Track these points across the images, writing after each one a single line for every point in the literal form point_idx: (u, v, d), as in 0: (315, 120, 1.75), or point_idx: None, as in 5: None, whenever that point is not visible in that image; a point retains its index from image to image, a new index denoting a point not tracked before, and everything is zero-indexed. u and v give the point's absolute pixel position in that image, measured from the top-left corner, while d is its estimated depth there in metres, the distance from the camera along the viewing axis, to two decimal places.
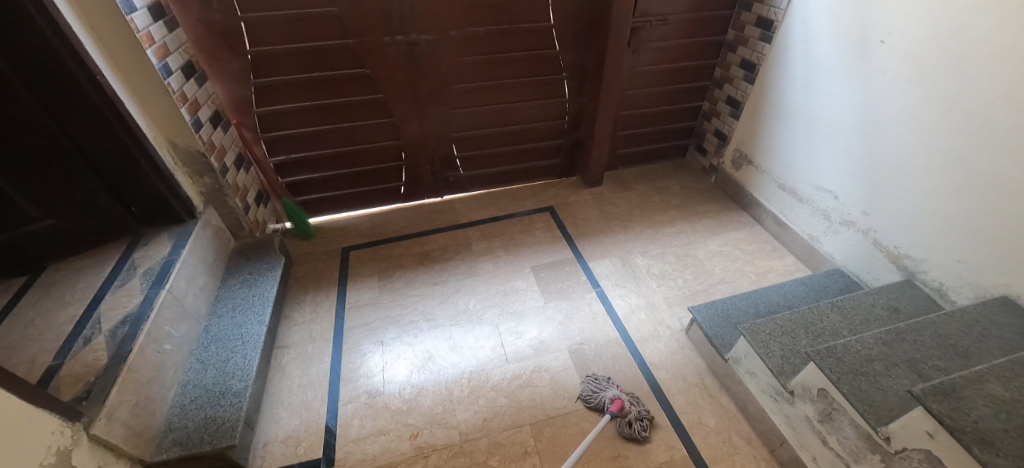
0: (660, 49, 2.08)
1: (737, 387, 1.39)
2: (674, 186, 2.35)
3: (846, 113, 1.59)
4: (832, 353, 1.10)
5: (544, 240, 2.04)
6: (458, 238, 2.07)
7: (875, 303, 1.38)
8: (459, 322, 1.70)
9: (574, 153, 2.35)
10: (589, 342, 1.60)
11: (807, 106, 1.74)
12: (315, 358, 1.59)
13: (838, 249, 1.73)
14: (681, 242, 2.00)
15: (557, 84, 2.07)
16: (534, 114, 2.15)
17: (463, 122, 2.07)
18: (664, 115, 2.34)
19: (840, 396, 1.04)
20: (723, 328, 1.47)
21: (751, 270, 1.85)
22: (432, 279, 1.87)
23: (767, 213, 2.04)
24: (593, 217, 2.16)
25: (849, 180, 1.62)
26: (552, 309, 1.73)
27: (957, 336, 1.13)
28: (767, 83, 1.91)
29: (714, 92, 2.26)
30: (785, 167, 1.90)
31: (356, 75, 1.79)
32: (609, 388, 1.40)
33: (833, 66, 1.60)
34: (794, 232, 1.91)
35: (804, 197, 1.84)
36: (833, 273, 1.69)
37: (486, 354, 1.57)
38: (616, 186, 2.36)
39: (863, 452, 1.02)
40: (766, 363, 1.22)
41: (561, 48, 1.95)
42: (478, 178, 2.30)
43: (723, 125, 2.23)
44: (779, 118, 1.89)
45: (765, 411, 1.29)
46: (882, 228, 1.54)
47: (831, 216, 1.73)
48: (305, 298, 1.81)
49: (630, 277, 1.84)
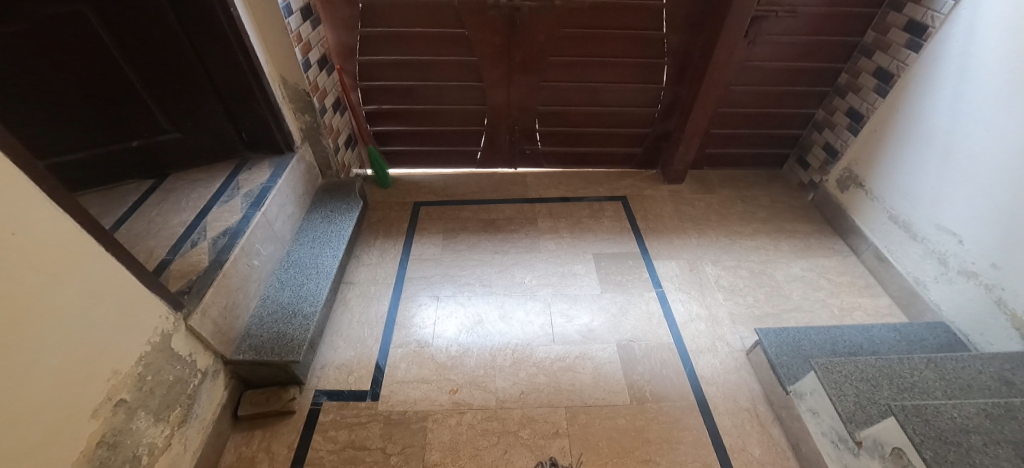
0: (780, 45, 1.88)
1: (793, 423, 1.30)
2: (763, 197, 2.16)
3: (999, 146, 1.35)
4: (919, 413, 0.98)
5: (610, 229, 1.98)
6: (524, 211, 2.07)
7: (984, 369, 1.20)
8: (512, 293, 1.72)
9: (658, 145, 2.23)
10: (639, 341, 1.55)
11: (949, 132, 1.50)
12: (376, 300, 1.69)
13: (949, 300, 1.51)
14: (759, 257, 1.85)
15: (655, 69, 1.95)
16: (624, 98, 2.05)
17: (550, 95, 2.03)
18: (769, 118, 2.14)
19: (918, 461, 0.93)
20: (791, 358, 1.36)
21: (834, 303, 1.68)
22: (492, 247, 1.90)
23: (868, 244, 1.82)
24: (666, 215, 2.05)
25: (984, 225, 1.39)
26: (607, 299, 1.69)
27: None
28: (904, 99, 1.66)
29: (833, 100, 2.01)
30: (902, 197, 1.67)
31: (455, 34, 1.80)
32: None
33: (995, 89, 1.35)
34: (896, 271, 1.70)
35: (919, 235, 1.61)
36: (936, 326, 1.49)
37: (534, 331, 1.59)
38: (697, 186, 2.22)
39: None
40: (835, 406, 1.12)
41: (668, 30, 1.82)
42: (554, 155, 2.27)
43: (835, 139, 2.00)
44: (908, 141, 1.65)
45: (822, 455, 1.19)
46: (1013, 287, 1.31)
47: (949, 262, 1.51)
48: (375, 242, 1.92)
49: (695, 284, 1.75)
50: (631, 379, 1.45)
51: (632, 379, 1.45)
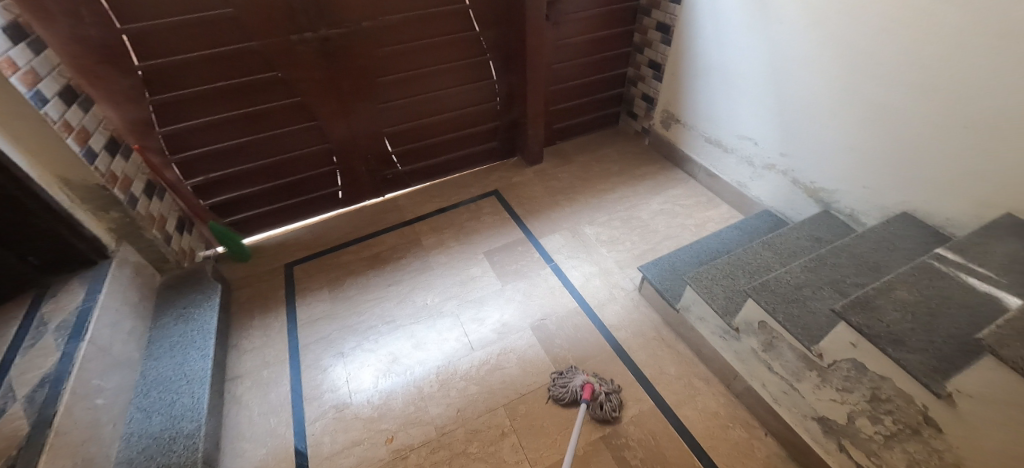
0: (579, 20, 2.09)
1: (690, 334, 1.48)
2: (612, 153, 2.41)
3: (756, 63, 1.69)
4: (766, 287, 1.19)
5: (493, 225, 2.03)
6: (406, 235, 2.02)
7: (800, 235, 1.51)
8: (419, 319, 1.67)
9: (511, 133, 2.34)
10: (550, 316, 1.63)
11: (722, 61, 1.83)
12: (273, 383, 1.51)
13: (764, 192, 1.85)
14: (624, 206, 2.07)
15: (482, 66, 2.04)
16: (464, 100, 2.11)
17: (392, 116, 1.99)
18: (594, 85, 2.37)
19: (776, 325, 1.13)
20: (671, 280, 1.55)
21: (691, 223, 1.95)
22: (385, 281, 1.82)
23: (699, 167, 2.14)
24: (538, 195, 2.17)
25: (766, 126, 1.74)
26: (510, 290, 1.74)
27: (868, 253, 1.26)
28: (683, 43, 1.99)
29: (636, 57, 2.32)
30: (709, 121, 2.00)
31: (268, 79, 1.67)
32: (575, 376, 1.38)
33: (739, 20, 1.69)
34: (724, 181, 2.03)
35: (729, 148, 1.95)
36: (763, 214, 1.83)
37: (452, 347, 1.57)
38: (556, 160, 2.39)
39: (802, 371, 1.12)
40: (712, 307, 1.31)
41: (481, 28, 1.92)
42: (418, 172, 2.24)
43: (649, 88, 2.30)
44: (698, 76, 1.97)
45: (718, 351, 1.38)
46: (799, 167, 1.67)
47: (755, 162, 1.85)
48: (252, 323, 1.70)
49: (581, 247, 1.88)
50: (554, 354, 1.51)
51: (554, 353, 1.52)
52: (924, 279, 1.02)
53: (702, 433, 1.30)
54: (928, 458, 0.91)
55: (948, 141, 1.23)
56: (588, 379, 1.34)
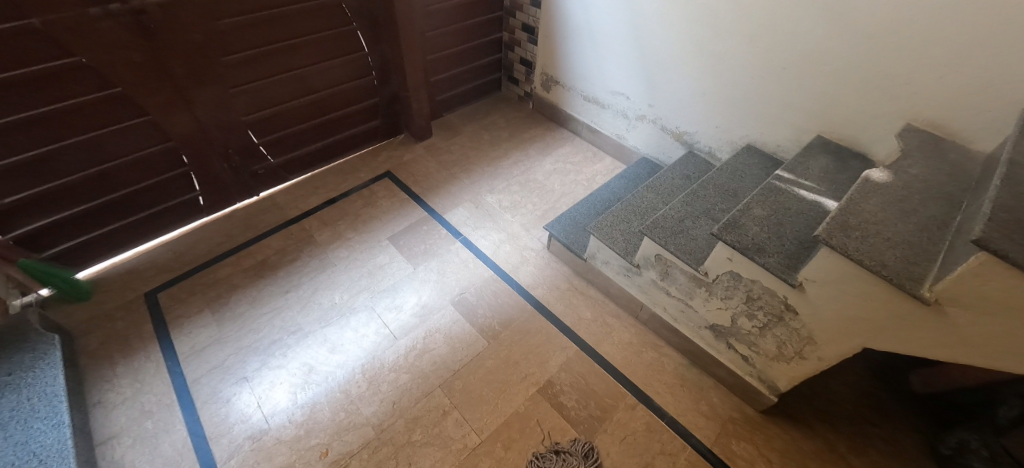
0: None
1: (598, 279, 1.62)
2: (500, 120, 2.43)
3: (620, 22, 1.81)
4: (657, 225, 1.34)
5: (392, 208, 1.93)
6: (295, 234, 1.82)
7: (673, 175, 1.71)
8: (329, 321, 1.54)
9: (393, 109, 2.20)
10: (469, 289, 1.63)
11: (589, 21, 1.93)
12: (162, 432, 1.27)
13: (639, 141, 2.05)
14: (520, 170, 2.12)
15: (348, 37, 1.85)
16: (333, 76, 1.91)
17: (250, 101, 1.71)
18: (472, 52, 2.32)
19: (669, 255, 1.28)
20: (575, 234, 1.66)
21: (582, 178, 2.08)
22: (280, 289, 1.63)
23: (581, 124, 2.28)
24: (434, 170, 2.11)
25: (635, 80, 1.90)
26: (423, 271, 1.69)
27: (727, 182, 1.49)
28: (552, 5, 2.04)
29: (509, 21, 2.31)
30: (585, 80, 2.12)
31: (68, 66, 1.28)
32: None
33: None
34: (605, 135, 2.19)
35: (605, 104, 2.09)
36: (641, 162, 2.03)
37: (373, 341, 1.48)
38: (446, 133, 2.33)
39: (693, 290, 1.30)
40: (615, 250, 1.44)
41: None
42: (295, 162, 2.00)
43: (525, 52, 2.34)
44: (570, 37, 2.06)
45: (624, 288, 1.53)
46: (665, 115, 1.87)
47: (628, 115, 2.02)
48: (114, 371, 1.39)
49: (486, 217, 1.90)
50: (479, 325, 1.53)
51: (479, 323, 1.54)
52: (770, 195, 1.24)
53: (621, 362, 1.46)
54: (790, 337, 1.13)
55: (772, 81, 1.49)
56: None
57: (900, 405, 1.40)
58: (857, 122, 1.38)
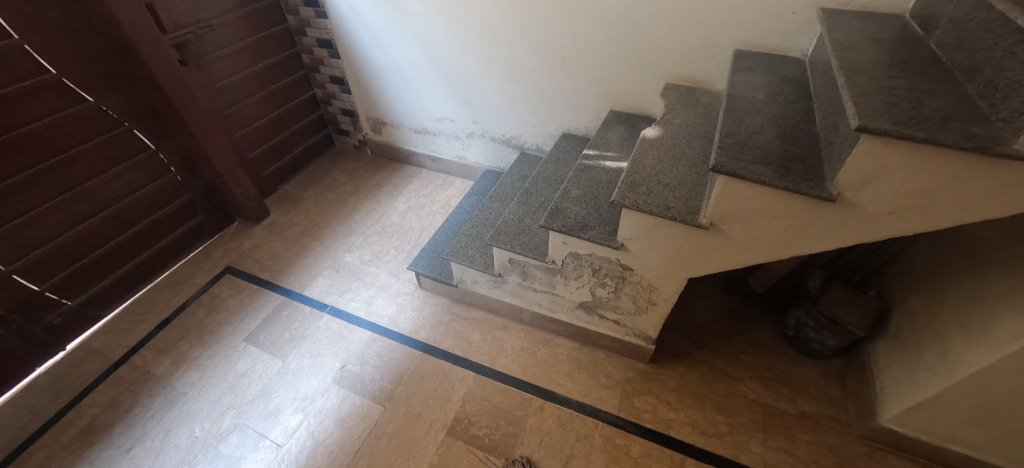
0: (230, 56, 1.87)
1: (476, 300, 1.62)
2: (342, 175, 2.33)
3: (417, 54, 1.87)
4: (501, 232, 1.39)
5: (242, 305, 1.73)
6: (125, 377, 1.52)
7: (512, 179, 1.81)
8: (192, 462, 1.31)
9: (214, 199, 1.99)
10: (349, 360, 1.52)
11: (390, 60, 1.96)
12: None
13: (477, 156, 2.12)
14: (374, 218, 2.06)
15: (124, 139, 1.63)
16: (120, 186, 1.66)
17: (9, 246, 1.40)
18: (287, 116, 2.21)
19: (519, 256, 1.33)
20: (439, 264, 1.65)
21: (439, 206, 2.09)
22: (119, 449, 1.34)
23: (423, 156, 2.29)
24: (282, 249, 1.95)
25: (451, 103, 1.97)
26: (294, 361, 1.53)
27: (553, 171, 1.62)
28: (351, 52, 2.03)
29: (316, 77, 2.25)
30: (409, 115, 2.14)
31: None
32: None
33: (383, 21, 1.82)
34: (447, 160, 2.23)
35: (436, 131, 2.14)
36: (486, 175, 2.11)
37: (253, 462, 1.29)
38: (286, 205, 2.17)
39: (551, 280, 1.36)
40: (475, 268, 1.46)
41: (94, 97, 1.51)
42: (103, 295, 1.69)
43: (344, 103, 2.29)
44: (379, 79, 2.07)
45: (499, 300, 1.56)
46: (489, 127, 1.97)
47: (459, 135, 2.09)
48: None
49: (350, 278, 1.80)
50: (370, 392, 1.43)
51: (369, 390, 1.44)
52: (582, 175, 1.36)
53: (519, 370, 1.47)
54: (637, 291, 1.25)
55: (559, 74, 1.65)
56: None
57: (749, 308, 1.63)
58: (633, 91, 1.59)
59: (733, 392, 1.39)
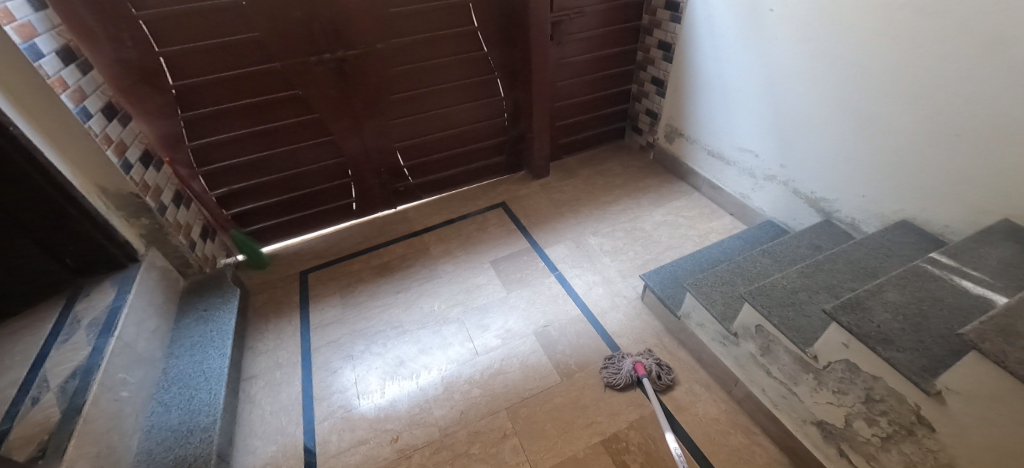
0: (584, 40, 2.17)
1: (691, 341, 1.50)
2: (617, 167, 2.47)
3: (754, 78, 1.75)
4: (762, 292, 1.22)
5: (499, 235, 2.10)
6: (415, 245, 2.10)
7: (799, 244, 1.54)
8: (425, 325, 1.72)
9: (518, 148, 2.43)
10: (553, 323, 1.67)
11: (721, 77, 1.89)
12: (285, 383, 1.56)
13: (765, 202, 1.88)
14: (627, 217, 2.11)
15: (489, 83, 2.14)
16: (471, 116, 2.21)
17: (403, 131, 2.08)
18: (599, 101, 2.45)
19: (772, 328, 1.15)
20: (673, 288, 1.59)
21: (694, 233, 1.98)
22: (394, 289, 1.89)
23: (702, 179, 2.18)
24: (543, 207, 2.23)
25: (766, 137, 1.78)
26: (515, 298, 1.79)
27: (866, 258, 1.29)
28: (684, 60, 2.06)
29: (639, 74, 2.39)
30: (711, 135, 2.05)
31: (289, 96, 1.75)
32: (623, 361, 1.47)
33: (736, 37, 1.76)
34: (727, 193, 2.06)
35: (730, 160, 1.99)
36: (765, 225, 1.86)
37: (457, 353, 1.60)
38: (562, 174, 2.45)
39: (799, 374, 1.12)
40: (711, 312, 1.34)
41: (488, 48, 2.02)
42: (428, 185, 2.33)
43: (652, 104, 2.37)
44: (699, 91, 2.04)
45: (718, 357, 1.40)
46: (799, 177, 1.70)
47: (755, 173, 1.88)
48: (267, 326, 1.77)
49: (585, 257, 1.93)
50: (556, 359, 1.55)
51: (556, 357, 1.55)
52: (915, 281, 1.04)
53: (701, 437, 1.31)
54: (925, 460, 0.91)
55: (939, 149, 1.26)
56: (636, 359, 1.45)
57: None
58: None
59: None
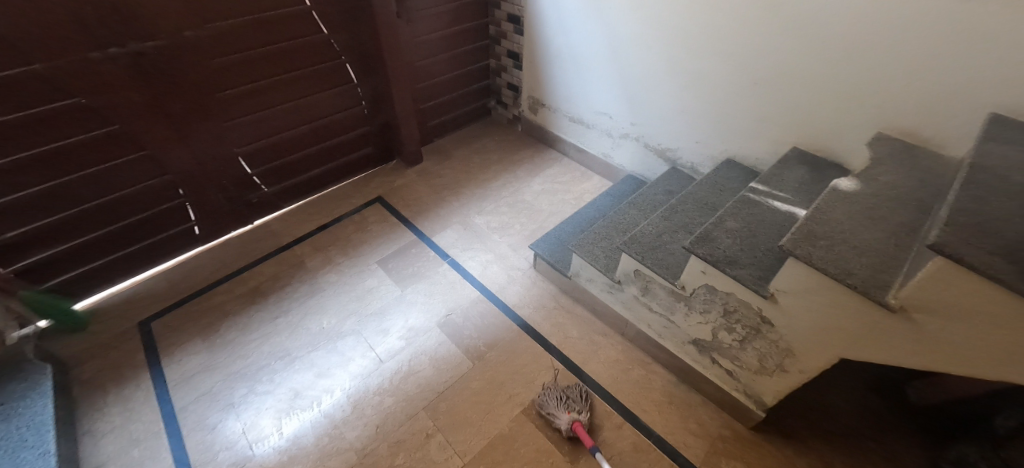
0: (434, 16, 2.08)
1: (584, 297, 1.62)
2: (490, 143, 2.48)
3: (599, 46, 1.88)
4: (635, 240, 1.36)
5: (382, 232, 1.97)
6: (287, 260, 1.85)
7: (656, 191, 1.74)
8: (317, 346, 1.55)
9: (385, 136, 2.27)
10: (455, 310, 1.64)
11: (570, 46, 2.00)
12: (148, 461, 1.28)
13: (624, 158, 2.08)
14: (508, 191, 2.16)
15: (339, 70, 1.94)
16: (325, 107, 1.98)
17: (244, 134, 1.78)
18: (461, 79, 2.40)
19: (647, 271, 1.29)
20: (560, 252, 1.68)
21: (570, 197, 2.11)
22: (270, 315, 1.65)
23: (569, 145, 2.32)
24: (424, 195, 2.15)
25: (616, 100, 1.95)
26: (411, 294, 1.71)
27: (707, 196, 1.51)
28: (535, 32, 2.12)
29: (495, 49, 2.40)
30: (570, 102, 2.18)
31: (68, 107, 1.34)
32: (559, 410, 1.30)
33: (577, 7, 1.86)
34: (591, 154, 2.23)
35: (590, 124, 2.14)
36: (627, 179, 2.06)
37: (360, 367, 1.49)
38: (437, 157, 2.38)
39: (673, 305, 1.29)
40: (596, 267, 1.45)
41: (329, 30, 1.81)
42: (288, 191, 2.06)
43: (512, 78, 2.42)
44: (553, 62, 2.13)
45: (609, 306, 1.53)
46: (647, 133, 1.91)
47: (612, 134, 2.06)
48: (106, 399, 1.41)
49: (474, 238, 1.92)
50: (465, 346, 1.53)
51: (465, 343, 1.54)
52: (743, 208, 1.25)
53: (608, 380, 1.44)
54: (769, 349, 1.12)
55: (746, 96, 1.52)
56: (575, 419, 1.27)
57: (899, 418, 1.36)
58: (830, 132, 1.39)
59: None
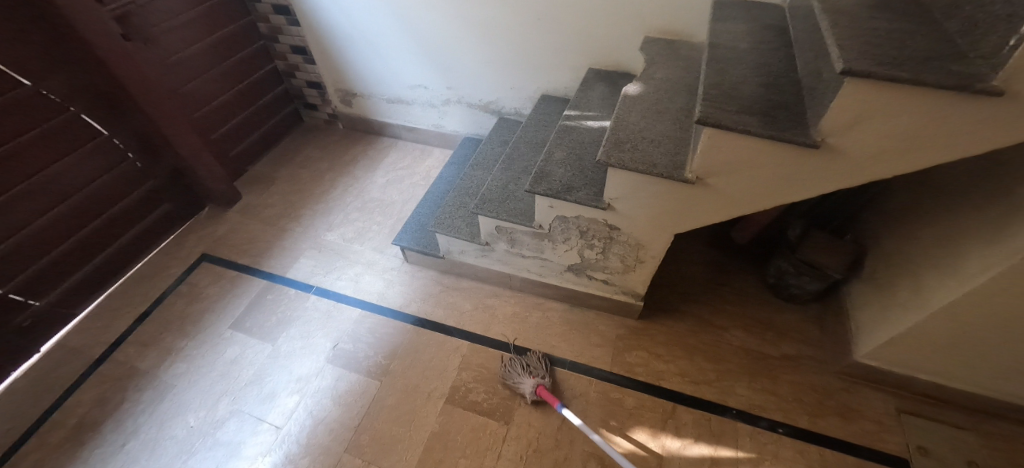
0: (180, 28, 1.73)
1: (464, 270, 1.62)
2: (314, 152, 2.24)
3: (384, 18, 1.76)
4: (486, 199, 1.37)
5: (223, 292, 1.68)
6: (109, 374, 1.47)
7: (493, 146, 1.78)
8: (191, 451, 1.30)
9: (180, 184, 1.89)
10: (341, 338, 1.51)
11: (355, 26, 1.84)
12: None
13: (455, 124, 2.06)
14: (353, 195, 2.00)
15: (73, 125, 1.50)
16: (76, 177, 1.54)
17: None
18: (250, 92, 2.08)
19: (506, 223, 1.32)
20: (426, 237, 1.64)
21: (418, 178, 2.04)
22: (112, 447, 1.32)
23: (398, 127, 2.21)
24: (258, 233, 1.88)
25: (424, 68, 1.89)
26: (285, 343, 1.51)
27: (534, 135, 1.59)
28: (311, 19, 1.90)
29: (276, 48, 2.11)
30: (380, 84, 2.05)
31: None
32: (523, 376, 1.33)
33: None
34: (423, 130, 2.16)
35: (409, 100, 2.06)
36: (466, 142, 2.06)
37: (256, 446, 1.29)
38: (259, 187, 2.08)
39: (539, 244, 1.36)
40: (462, 238, 1.45)
41: (32, 80, 1.38)
42: (72, 293, 1.60)
43: (308, 75, 2.17)
44: (344, 47, 1.95)
45: (489, 268, 1.56)
46: (466, 92, 1.90)
47: (434, 103, 2.01)
48: None
49: (334, 257, 1.76)
50: (366, 368, 1.43)
51: (365, 366, 1.44)
52: (564, 137, 1.34)
53: (513, 335, 1.49)
54: (625, 250, 1.26)
55: (536, 32, 1.58)
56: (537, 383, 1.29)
57: (733, 260, 1.67)
58: (612, 46, 1.55)
59: (718, 341, 1.45)
